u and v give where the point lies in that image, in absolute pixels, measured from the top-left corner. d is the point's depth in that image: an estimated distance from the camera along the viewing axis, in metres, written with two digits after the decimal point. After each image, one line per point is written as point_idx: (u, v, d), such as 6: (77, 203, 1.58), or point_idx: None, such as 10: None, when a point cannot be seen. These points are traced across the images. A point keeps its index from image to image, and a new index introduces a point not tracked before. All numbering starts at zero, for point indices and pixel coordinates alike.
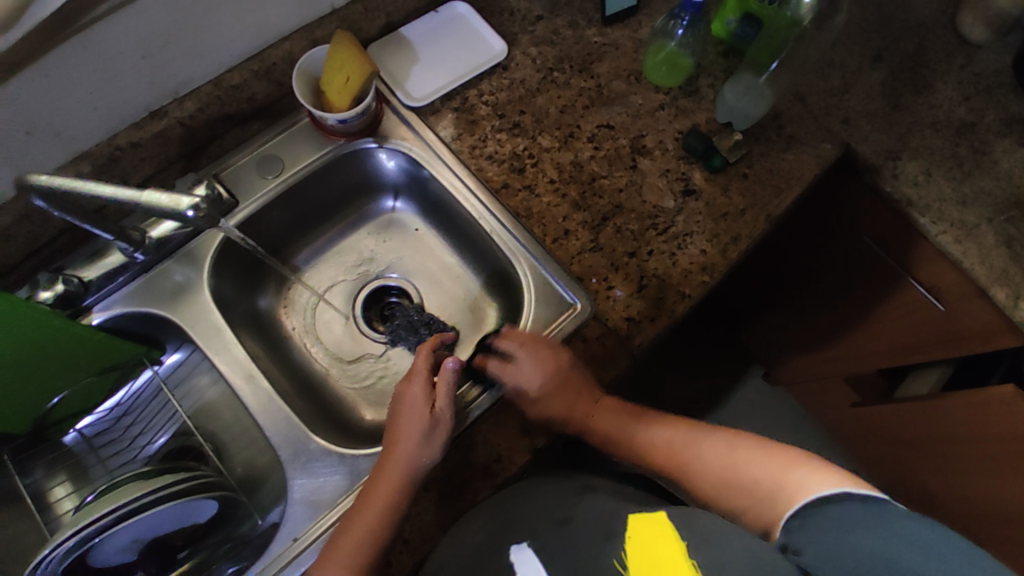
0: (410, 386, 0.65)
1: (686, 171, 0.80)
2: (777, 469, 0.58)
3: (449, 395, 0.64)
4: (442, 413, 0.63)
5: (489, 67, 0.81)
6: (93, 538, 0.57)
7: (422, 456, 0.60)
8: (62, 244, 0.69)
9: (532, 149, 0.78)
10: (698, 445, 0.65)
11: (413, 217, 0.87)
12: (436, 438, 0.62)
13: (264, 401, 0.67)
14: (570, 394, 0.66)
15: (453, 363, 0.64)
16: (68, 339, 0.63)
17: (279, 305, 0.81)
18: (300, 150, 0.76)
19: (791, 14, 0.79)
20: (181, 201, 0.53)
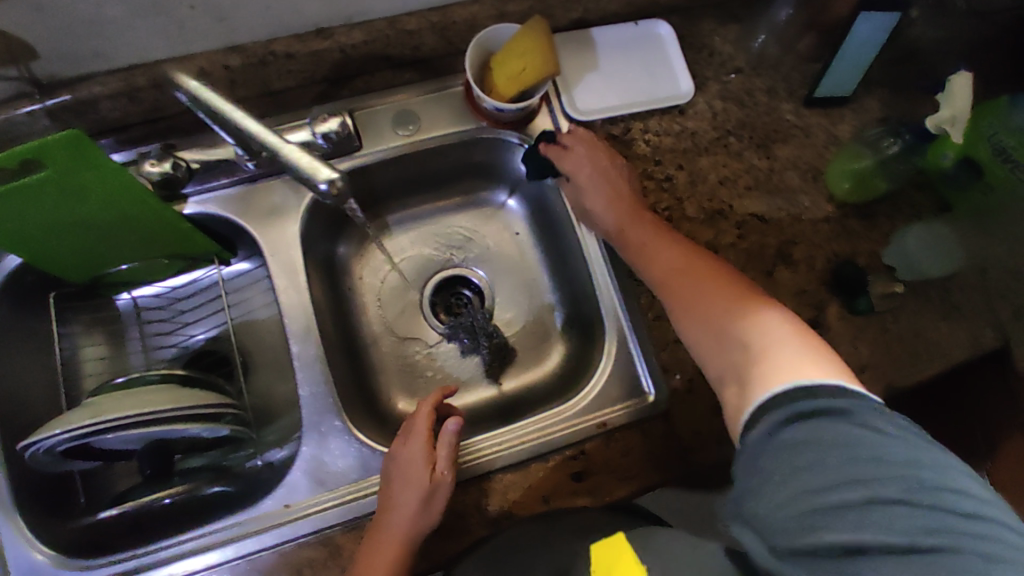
0: (408, 442, 0.60)
1: (823, 299, 0.72)
2: (775, 340, 0.49)
3: (450, 459, 0.59)
4: (442, 477, 0.58)
5: (665, 105, 0.73)
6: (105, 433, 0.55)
7: (421, 523, 0.56)
8: (182, 121, 0.67)
9: (673, 212, 0.71)
10: (706, 291, 0.56)
11: (519, 220, 0.81)
12: (436, 501, 0.58)
13: (309, 357, 0.64)
14: (613, 194, 0.67)
15: (454, 425, 0.60)
16: (149, 219, 0.61)
17: (356, 256, 0.77)
18: (441, 117, 0.71)
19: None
20: (320, 171, 0.49)
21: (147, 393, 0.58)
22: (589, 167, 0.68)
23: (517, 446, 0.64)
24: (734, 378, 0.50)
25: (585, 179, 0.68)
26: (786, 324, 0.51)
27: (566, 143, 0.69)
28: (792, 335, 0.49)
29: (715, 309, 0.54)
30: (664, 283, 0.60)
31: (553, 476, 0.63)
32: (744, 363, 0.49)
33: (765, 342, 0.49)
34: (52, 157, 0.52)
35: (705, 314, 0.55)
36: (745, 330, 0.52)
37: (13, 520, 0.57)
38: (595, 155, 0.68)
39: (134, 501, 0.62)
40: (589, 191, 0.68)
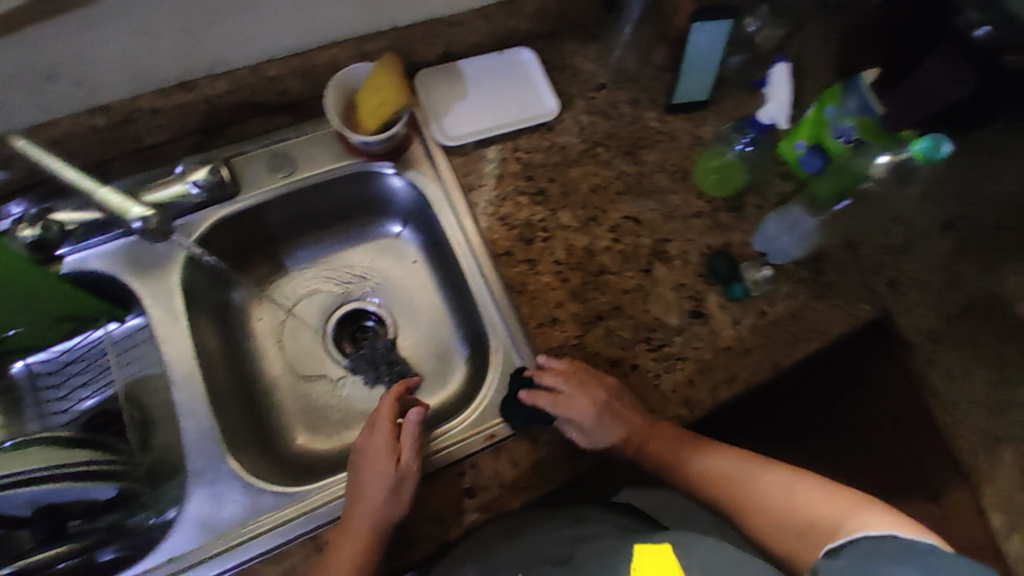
0: (371, 439, 0.63)
1: (702, 291, 0.75)
2: (824, 506, 0.55)
3: (414, 447, 0.62)
4: (407, 465, 0.61)
5: (533, 124, 0.78)
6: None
7: (387, 511, 0.58)
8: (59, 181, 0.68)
9: (548, 223, 0.74)
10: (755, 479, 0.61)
11: (413, 248, 0.83)
12: (404, 490, 0.60)
13: (193, 401, 0.65)
14: (623, 423, 0.64)
15: (417, 414, 0.63)
16: (37, 290, 0.62)
17: (253, 299, 0.79)
18: (316, 156, 0.74)
19: (858, 169, 0.72)
20: (133, 210, 0.60)
21: (38, 451, 0.59)
22: (591, 405, 0.63)
23: None
24: None
25: (592, 423, 0.63)
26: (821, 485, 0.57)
27: (551, 383, 0.64)
28: (866, 509, 0.52)
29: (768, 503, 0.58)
30: (715, 491, 0.62)
31: (444, 493, 0.63)
32: (821, 545, 0.53)
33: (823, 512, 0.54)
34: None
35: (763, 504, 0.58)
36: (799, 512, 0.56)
37: None
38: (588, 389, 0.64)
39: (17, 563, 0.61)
40: (599, 430, 0.63)
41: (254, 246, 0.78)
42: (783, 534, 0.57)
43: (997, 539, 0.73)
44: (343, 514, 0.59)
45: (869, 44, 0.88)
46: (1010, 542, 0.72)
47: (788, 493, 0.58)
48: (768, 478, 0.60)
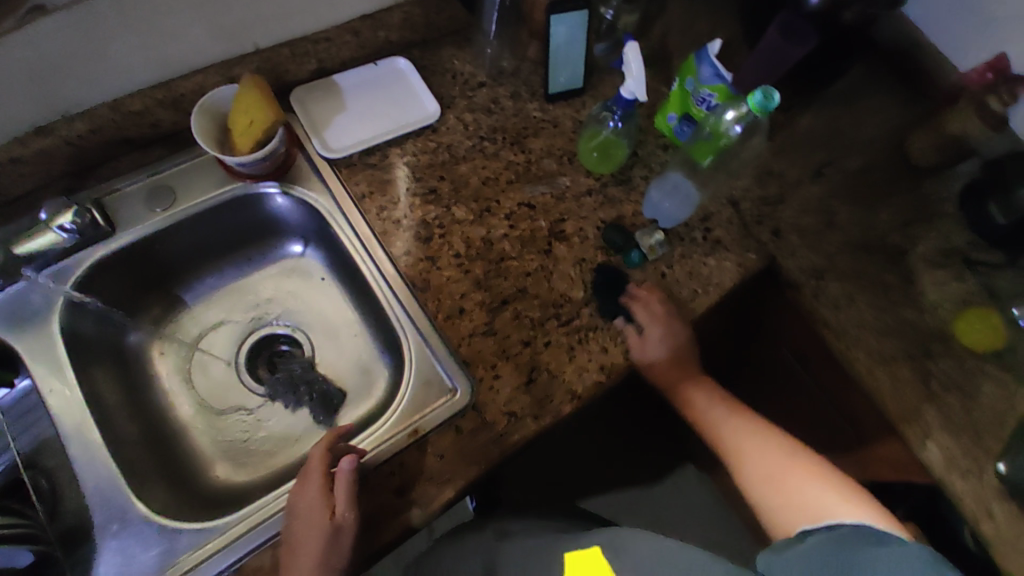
0: (303, 494, 0.59)
1: (602, 262, 0.78)
2: (800, 476, 0.71)
3: (348, 497, 0.58)
4: (342, 517, 0.57)
5: (416, 127, 0.79)
6: None
7: (327, 569, 0.55)
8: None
9: (444, 219, 0.75)
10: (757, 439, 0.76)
11: (320, 266, 0.82)
12: (343, 543, 0.57)
13: (90, 454, 0.62)
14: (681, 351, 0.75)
15: (349, 462, 0.58)
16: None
17: (152, 341, 0.76)
18: (194, 186, 0.73)
19: (715, 122, 0.80)
20: None
21: None
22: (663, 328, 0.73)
23: None
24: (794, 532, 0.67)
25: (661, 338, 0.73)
26: (803, 462, 0.73)
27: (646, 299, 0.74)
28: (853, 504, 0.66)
29: (768, 466, 0.73)
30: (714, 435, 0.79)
31: (373, 498, 0.63)
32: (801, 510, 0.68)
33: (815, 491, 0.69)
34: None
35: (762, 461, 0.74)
36: (794, 481, 0.71)
37: None
38: (667, 320, 0.74)
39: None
40: (656, 348, 0.73)
41: (149, 282, 0.75)
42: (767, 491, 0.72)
43: (914, 449, 0.78)
44: (285, 555, 0.57)
45: (721, 20, 0.95)
46: (924, 449, 0.77)
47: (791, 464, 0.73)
48: (767, 448, 0.75)
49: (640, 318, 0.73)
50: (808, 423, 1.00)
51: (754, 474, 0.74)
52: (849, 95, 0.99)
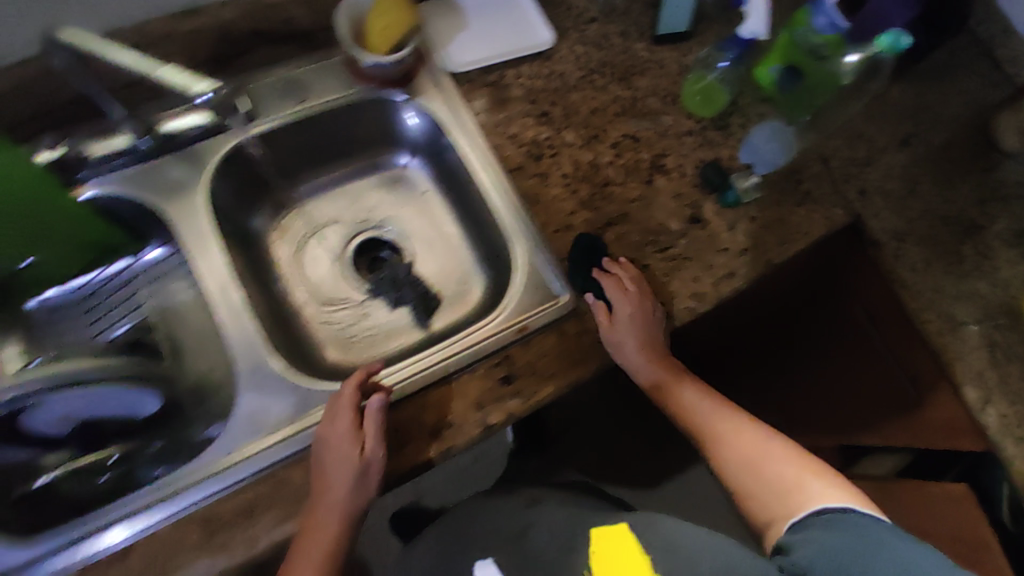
0: (333, 428, 0.61)
1: (699, 199, 0.81)
2: (779, 459, 0.68)
3: (380, 434, 0.60)
4: (372, 455, 0.60)
5: (531, 53, 0.82)
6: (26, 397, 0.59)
7: (355, 502, 0.59)
8: (57, 102, 0.67)
9: (554, 141, 0.79)
10: (742, 427, 0.71)
11: (423, 178, 0.86)
12: (373, 477, 0.60)
13: (235, 314, 0.67)
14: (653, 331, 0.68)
15: (380, 400, 0.61)
16: (61, 221, 0.67)
17: (272, 229, 0.81)
18: (325, 85, 0.76)
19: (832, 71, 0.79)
20: (194, 85, 0.62)
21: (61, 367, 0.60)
22: (632, 309, 0.67)
23: (448, 358, 0.67)
24: (777, 525, 0.65)
25: (630, 320, 0.67)
26: (788, 447, 0.69)
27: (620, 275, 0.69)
28: (834, 488, 0.64)
29: (747, 451, 0.69)
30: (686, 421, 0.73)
31: (483, 382, 0.66)
32: (785, 499, 0.65)
33: (796, 475, 0.66)
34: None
35: (739, 448, 0.70)
36: (773, 466, 0.67)
37: None
38: (637, 296, 0.68)
39: (67, 464, 0.67)
40: (626, 332, 0.67)
41: (268, 176, 0.79)
42: (744, 479, 0.68)
43: (973, 412, 0.81)
44: (313, 501, 0.59)
45: None
46: (984, 413, 0.81)
47: (767, 445, 0.69)
48: (742, 432, 0.71)
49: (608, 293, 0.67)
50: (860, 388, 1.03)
51: (731, 462, 0.69)
52: (946, 69, 1.00)
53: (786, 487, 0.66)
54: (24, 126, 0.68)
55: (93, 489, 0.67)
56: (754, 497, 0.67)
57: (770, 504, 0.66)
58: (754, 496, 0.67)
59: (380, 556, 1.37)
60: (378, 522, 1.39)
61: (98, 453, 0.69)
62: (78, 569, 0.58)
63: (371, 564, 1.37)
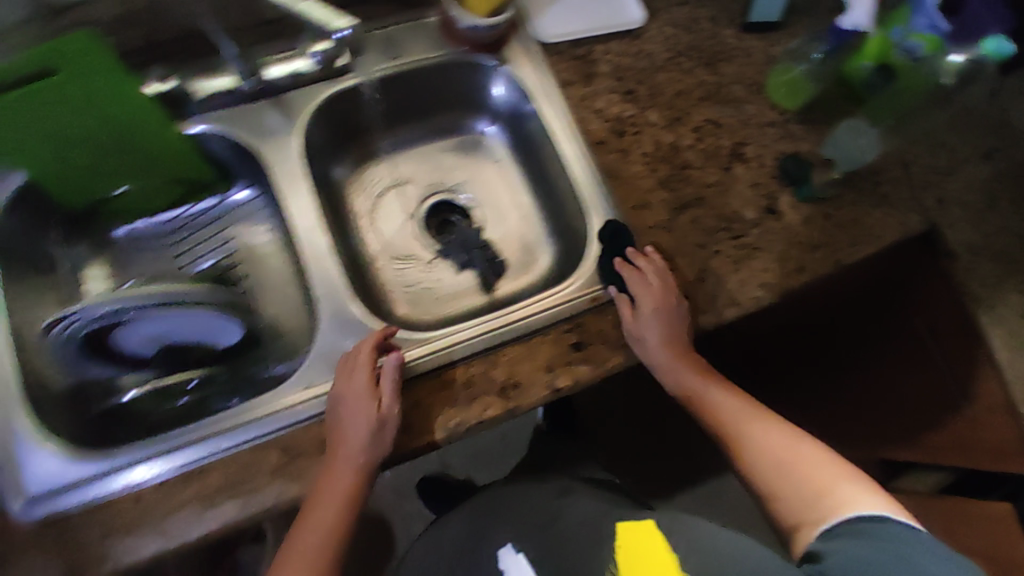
0: (351, 384, 0.63)
1: (776, 190, 0.80)
2: (808, 461, 0.64)
3: (394, 391, 0.63)
4: (388, 410, 0.63)
5: (621, 31, 0.82)
6: (122, 313, 0.64)
7: (371, 453, 0.61)
8: (166, 36, 0.70)
9: (637, 119, 0.79)
10: (768, 427, 0.68)
11: (500, 146, 0.87)
12: (387, 432, 0.62)
13: (319, 256, 0.70)
14: (675, 330, 0.68)
15: (396, 358, 0.64)
16: (134, 153, 0.68)
17: (351, 180, 0.83)
18: (418, 43, 0.77)
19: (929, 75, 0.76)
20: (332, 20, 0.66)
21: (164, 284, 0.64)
22: (654, 302, 0.67)
23: (520, 320, 0.69)
24: (804, 533, 0.60)
25: (649, 311, 0.67)
26: (819, 450, 0.65)
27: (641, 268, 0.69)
28: (867, 493, 0.60)
29: (772, 452, 0.65)
30: (709, 420, 0.70)
31: (552, 348, 0.68)
32: (814, 505, 0.61)
33: (825, 477, 0.62)
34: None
35: (765, 449, 0.66)
36: (801, 468, 0.63)
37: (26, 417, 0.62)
38: (659, 288, 0.68)
39: (152, 383, 0.72)
40: (651, 327, 0.66)
41: (353, 131, 0.81)
42: (770, 482, 0.64)
43: None
44: (326, 461, 0.61)
45: None
46: None
47: (794, 447, 0.65)
48: (769, 432, 0.67)
49: (631, 287, 0.68)
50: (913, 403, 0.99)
51: (756, 464, 0.66)
52: None
53: (814, 491, 0.62)
54: (138, 55, 0.70)
55: (171, 411, 0.70)
56: (780, 502, 0.63)
57: (798, 509, 0.62)
58: (781, 499, 0.63)
59: (403, 515, 1.40)
60: (404, 483, 1.42)
61: (181, 375, 0.72)
62: (134, 490, 0.61)
63: (394, 523, 1.40)
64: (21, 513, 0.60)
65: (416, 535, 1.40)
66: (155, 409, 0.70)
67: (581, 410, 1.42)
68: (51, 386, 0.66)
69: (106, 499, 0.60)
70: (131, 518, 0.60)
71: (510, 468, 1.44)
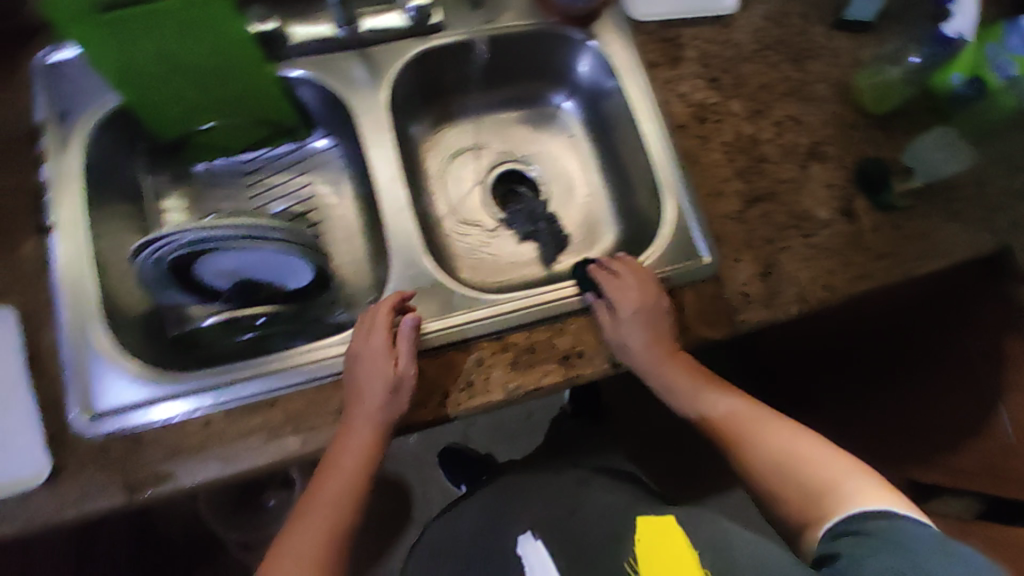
0: (367, 345, 0.63)
1: (851, 194, 0.78)
2: (813, 458, 0.61)
3: (411, 352, 0.64)
4: (404, 371, 0.63)
5: (712, 16, 0.82)
6: (203, 243, 0.63)
7: (387, 412, 0.61)
8: None
9: (720, 108, 0.78)
10: (768, 425, 0.64)
11: (574, 122, 0.88)
12: (403, 393, 0.62)
13: (397, 208, 0.71)
14: (657, 327, 0.67)
15: (413, 319, 0.65)
16: (225, 92, 0.69)
17: (426, 138, 0.85)
18: (509, 8, 0.77)
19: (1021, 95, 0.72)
20: None
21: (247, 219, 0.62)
22: (634, 303, 0.67)
23: (588, 291, 0.70)
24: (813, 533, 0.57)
25: (627, 313, 0.66)
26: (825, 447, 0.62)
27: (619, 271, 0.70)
28: (877, 487, 0.56)
29: (773, 453, 0.62)
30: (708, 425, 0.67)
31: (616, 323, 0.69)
32: (823, 503, 0.57)
33: (832, 472, 0.58)
34: (59, 16, 0.57)
35: (767, 450, 0.63)
36: (807, 466, 0.60)
37: (101, 335, 0.64)
38: (635, 290, 0.68)
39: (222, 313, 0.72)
40: (633, 330, 0.65)
41: (434, 92, 0.83)
42: (778, 484, 0.61)
43: None
44: (336, 435, 0.62)
45: None
46: None
47: (796, 446, 0.62)
48: (773, 434, 0.64)
49: (608, 294, 0.68)
50: (940, 424, 0.97)
51: (758, 467, 0.62)
52: None
53: (820, 487, 0.58)
54: None
55: (234, 345, 0.72)
56: (788, 503, 0.60)
57: (806, 509, 0.58)
58: (787, 499, 0.60)
59: (422, 480, 1.42)
60: (426, 450, 1.44)
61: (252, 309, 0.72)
62: (193, 416, 0.63)
63: (412, 487, 1.42)
64: (82, 427, 0.62)
65: (433, 501, 1.42)
66: (219, 342, 0.72)
67: (608, 399, 1.42)
68: (126, 310, 0.69)
69: (166, 423, 0.62)
70: (198, 440, 0.62)
71: (530, 447, 1.45)
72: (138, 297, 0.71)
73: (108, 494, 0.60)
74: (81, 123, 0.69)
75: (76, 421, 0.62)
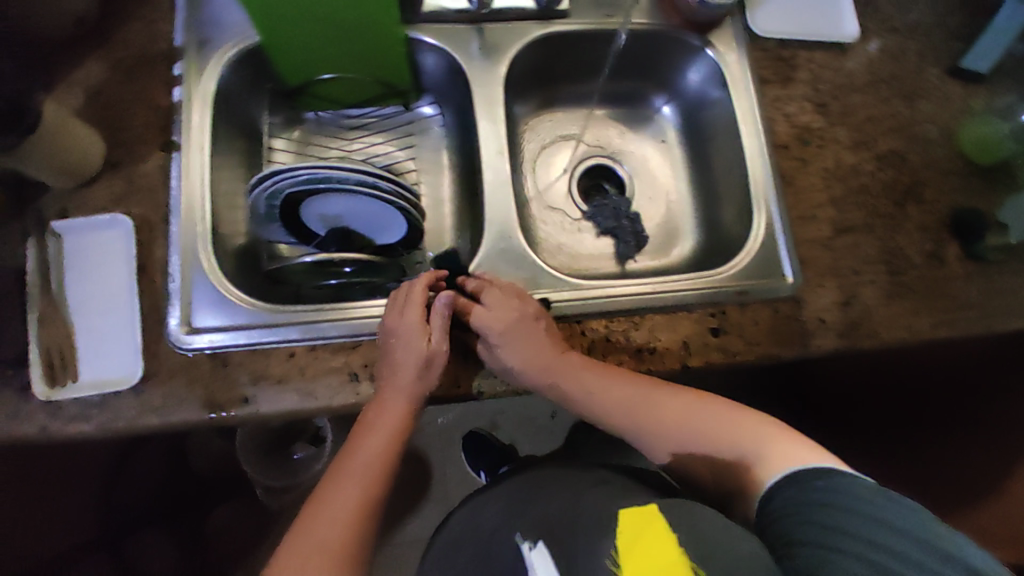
0: (401, 322, 0.64)
1: (945, 240, 0.76)
2: (738, 436, 0.60)
3: (444, 330, 0.65)
4: (437, 348, 0.64)
5: (831, 41, 0.82)
6: (316, 182, 0.68)
7: (421, 386, 0.63)
8: None
9: (825, 133, 0.79)
10: (690, 409, 0.63)
11: (669, 128, 0.90)
12: (436, 368, 0.64)
13: (498, 182, 0.74)
14: (535, 339, 0.65)
15: (446, 298, 0.66)
16: (355, 48, 0.72)
17: (526, 120, 0.88)
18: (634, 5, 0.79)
19: None
20: None
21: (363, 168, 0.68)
22: (502, 323, 0.65)
23: (672, 293, 0.72)
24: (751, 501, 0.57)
25: (498, 335, 0.64)
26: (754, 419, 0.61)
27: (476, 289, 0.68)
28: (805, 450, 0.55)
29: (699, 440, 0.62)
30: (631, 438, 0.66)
31: (693, 326, 0.70)
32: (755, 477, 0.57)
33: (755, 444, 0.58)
34: None
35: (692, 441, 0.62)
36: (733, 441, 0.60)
37: (208, 256, 0.68)
38: (498, 305, 0.66)
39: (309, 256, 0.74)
40: (509, 352, 0.64)
41: (543, 77, 0.85)
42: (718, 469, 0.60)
43: None
44: (370, 402, 0.64)
45: None
46: None
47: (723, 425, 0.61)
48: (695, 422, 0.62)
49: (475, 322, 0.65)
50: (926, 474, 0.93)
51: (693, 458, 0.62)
52: None
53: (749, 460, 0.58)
54: None
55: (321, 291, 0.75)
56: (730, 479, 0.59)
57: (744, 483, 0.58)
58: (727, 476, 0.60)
59: (445, 459, 1.44)
60: (454, 429, 1.46)
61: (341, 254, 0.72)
62: (279, 346, 0.66)
63: (433, 464, 1.44)
64: (177, 337, 0.65)
65: (452, 481, 1.43)
66: (306, 281, 0.75)
67: None
68: (229, 238, 0.73)
69: (258, 347, 0.65)
70: (281, 369, 0.65)
71: (555, 445, 1.45)
72: (240, 227, 0.75)
73: (192, 404, 0.63)
74: (218, 53, 0.74)
75: (173, 331, 0.65)
